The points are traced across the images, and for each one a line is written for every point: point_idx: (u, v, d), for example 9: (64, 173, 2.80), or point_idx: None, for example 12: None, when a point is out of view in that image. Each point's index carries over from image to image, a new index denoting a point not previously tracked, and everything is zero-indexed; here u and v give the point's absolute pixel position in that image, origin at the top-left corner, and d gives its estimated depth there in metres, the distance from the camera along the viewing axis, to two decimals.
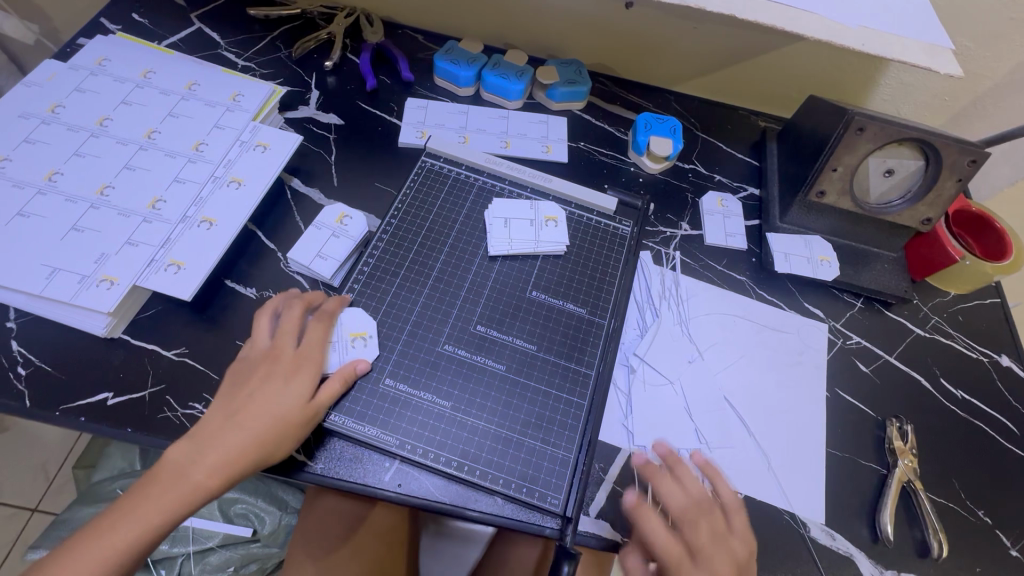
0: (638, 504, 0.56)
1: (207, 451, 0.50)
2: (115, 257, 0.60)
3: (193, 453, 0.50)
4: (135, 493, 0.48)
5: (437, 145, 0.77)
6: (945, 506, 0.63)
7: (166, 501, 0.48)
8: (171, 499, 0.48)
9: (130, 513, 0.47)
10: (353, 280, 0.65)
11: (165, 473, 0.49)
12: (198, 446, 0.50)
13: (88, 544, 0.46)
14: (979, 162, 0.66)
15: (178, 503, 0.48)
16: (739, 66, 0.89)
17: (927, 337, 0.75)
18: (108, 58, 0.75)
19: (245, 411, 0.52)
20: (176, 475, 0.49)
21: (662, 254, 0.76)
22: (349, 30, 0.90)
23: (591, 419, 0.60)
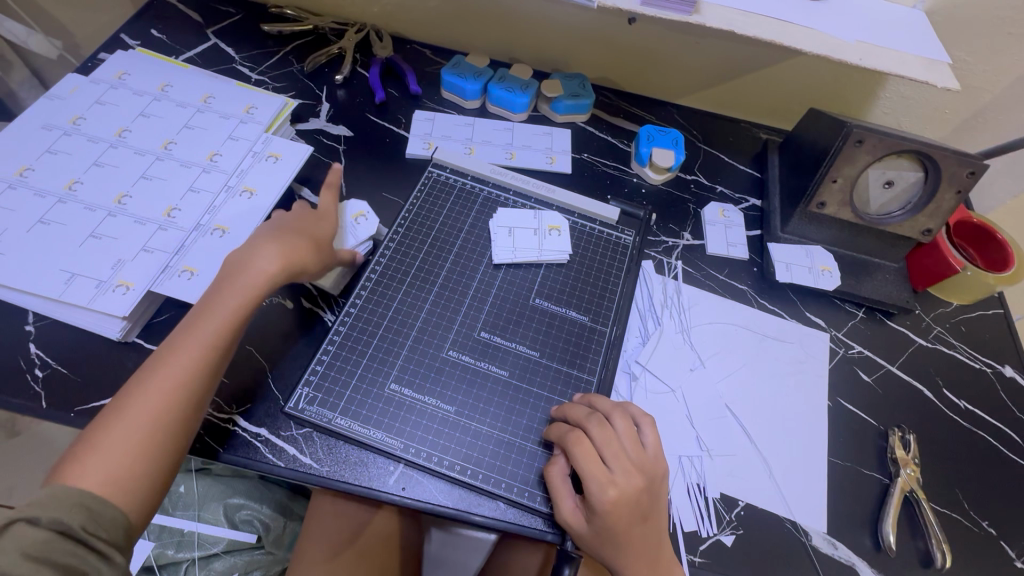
0: (554, 475, 0.55)
1: (225, 295, 0.56)
2: (131, 262, 0.62)
3: (233, 277, 0.58)
4: (160, 353, 0.53)
5: (444, 156, 0.79)
6: (949, 516, 0.63)
7: (199, 344, 0.53)
8: (204, 344, 0.53)
9: (167, 364, 0.51)
10: (360, 287, 0.66)
11: (185, 328, 0.54)
12: (239, 271, 0.58)
13: (136, 399, 0.49)
14: (978, 173, 0.66)
15: (215, 339, 0.54)
16: (740, 80, 0.90)
17: (929, 347, 0.75)
18: (127, 72, 0.78)
19: (253, 251, 0.60)
20: (196, 330, 0.54)
21: (664, 263, 0.77)
22: (360, 45, 0.93)
23: None
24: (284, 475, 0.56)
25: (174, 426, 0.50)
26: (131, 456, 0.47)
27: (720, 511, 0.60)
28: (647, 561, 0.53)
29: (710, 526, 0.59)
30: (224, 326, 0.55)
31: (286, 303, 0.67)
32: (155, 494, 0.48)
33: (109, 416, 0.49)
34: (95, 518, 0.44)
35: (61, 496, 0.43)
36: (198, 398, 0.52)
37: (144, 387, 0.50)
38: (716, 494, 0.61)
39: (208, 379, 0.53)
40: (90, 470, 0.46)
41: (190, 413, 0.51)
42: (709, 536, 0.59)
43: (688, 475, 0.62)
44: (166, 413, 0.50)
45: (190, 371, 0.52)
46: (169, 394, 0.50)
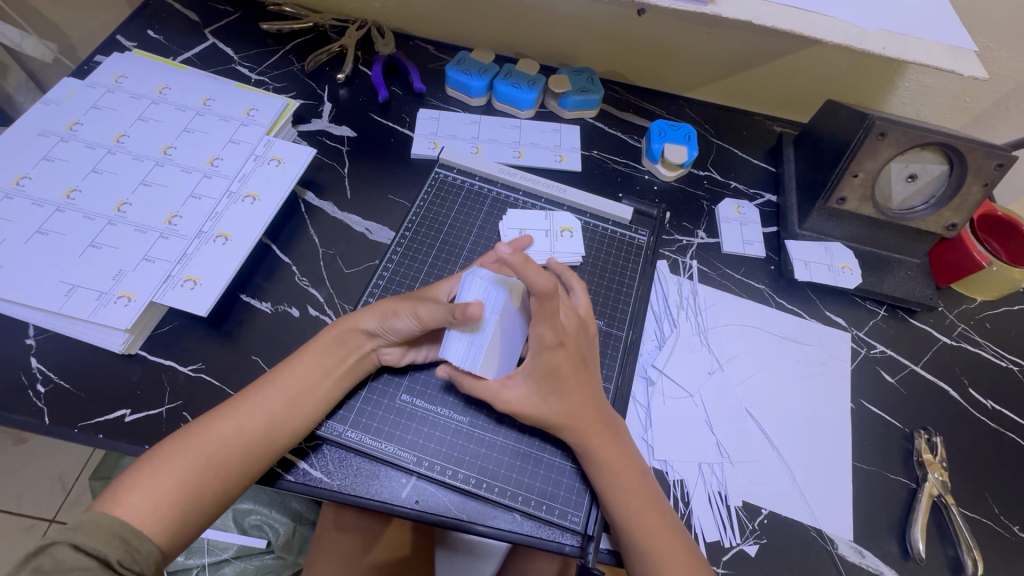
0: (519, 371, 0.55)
1: (324, 359, 0.55)
2: (132, 273, 0.60)
3: (333, 346, 0.56)
4: (244, 395, 0.53)
5: (450, 156, 0.77)
6: (979, 522, 0.61)
7: (273, 398, 0.52)
8: (281, 401, 0.52)
9: (240, 412, 0.51)
10: (369, 294, 0.65)
11: (268, 378, 0.54)
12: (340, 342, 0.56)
13: (196, 437, 0.49)
14: (1007, 166, 0.64)
15: (299, 394, 0.53)
16: (752, 72, 0.88)
17: (954, 346, 0.73)
18: (125, 75, 0.76)
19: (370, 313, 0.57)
20: (277, 381, 0.54)
21: (679, 263, 0.75)
22: (361, 42, 0.91)
23: None
24: (295, 489, 0.54)
25: (229, 471, 0.49)
26: (176, 494, 0.47)
27: (743, 520, 0.58)
28: (618, 451, 0.54)
29: (733, 536, 0.57)
30: (306, 384, 0.54)
31: (293, 311, 0.65)
32: (189, 531, 0.48)
33: (169, 445, 0.49)
34: (129, 550, 0.44)
35: (101, 524, 0.44)
36: (259, 451, 0.51)
37: (209, 427, 0.50)
38: (738, 502, 0.59)
39: (280, 434, 0.52)
40: (135, 496, 0.46)
41: (244, 462, 0.50)
42: (732, 547, 0.57)
43: (709, 482, 0.60)
44: (219, 459, 0.49)
45: (258, 422, 0.51)
46: (235, 441, 0.50)
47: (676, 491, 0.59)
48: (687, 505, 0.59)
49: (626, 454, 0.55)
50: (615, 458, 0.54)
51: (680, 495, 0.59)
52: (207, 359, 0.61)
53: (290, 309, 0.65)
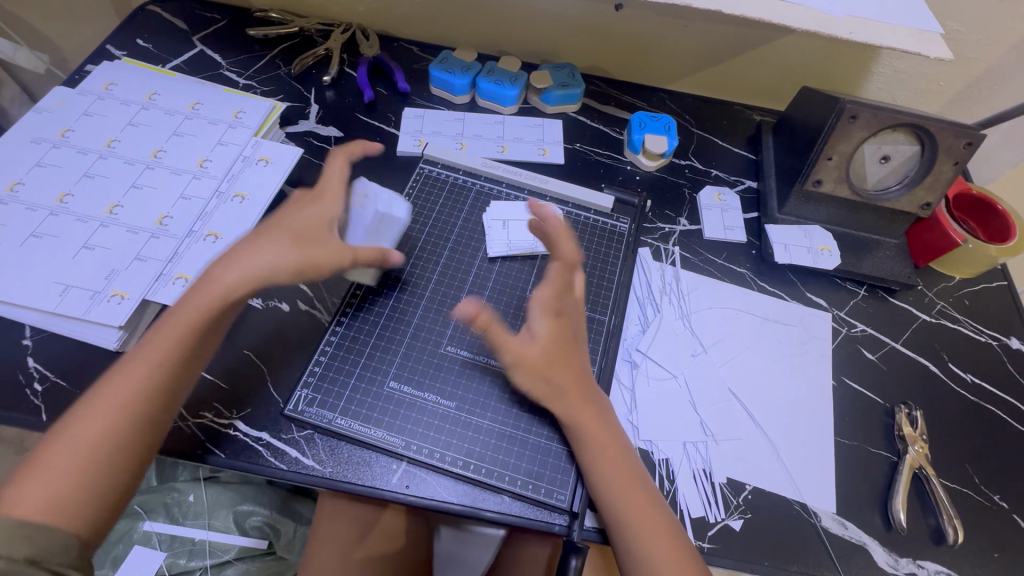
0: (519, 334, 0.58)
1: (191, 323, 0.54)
2: (125, 272, 0.62)
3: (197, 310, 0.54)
4: (111, 374, 0.51)
5: (435, 152, 0.79)
6: (960, 492, 0.62)
7: (148, 365, 0.51)
8: (150, 372, 0.52)
9: (121, 388, 0.50)
10: (356, 289, 0.67)
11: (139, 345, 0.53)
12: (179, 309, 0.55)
13: (83, 423, 0.49)
14: (976, 144, 0.66)
15: (173, 360, 0.53)
16: (730, 62, 0.90)
17: (933, 323, 0.75)
18: (114, 82, 0.78)
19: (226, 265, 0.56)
20: (149, 348, 0.52)
21: (661, 250, 0.77)
22: (346, 45, 0.93)
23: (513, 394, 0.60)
24: (287, 478, 0.56)
25: (129, 450, 0.49)
26: (76, 483, 0.46)
27: (728, 496, 0.60)
28: (578, 394, 0.57)
29: (718, 511, 0.59)
30: (183, 345, 0.53)
31: (283, 306, 0.67)
32: (105, 516, 0.48)
33: (60, 435, 0.48)
34: (47, 543, 0.44)
35: (4, 523, 0.43)
36: (151, 427, 0.51)
37: (93, 409, 0.49)
38: (722, 479, 0.61)
39: (162, 405, 0.52)
40: (34, 490, 0.45)
41: (143, 438, 0.50)
42: (717, 522, 0.58)
43: (694, 461, 0.61)
44: (115, 442, 0.49)
45: (138, 395, 0.51)
46: (120, 422, 0.49)
47: (661, 470, 0.61)
48: (672, 483, 0.60)
49: (607, 427, 0.56)
50: (594, 429, 0.56)
51: (666, 474, 0.60)
52: None
53: (280, 304, 0.67)
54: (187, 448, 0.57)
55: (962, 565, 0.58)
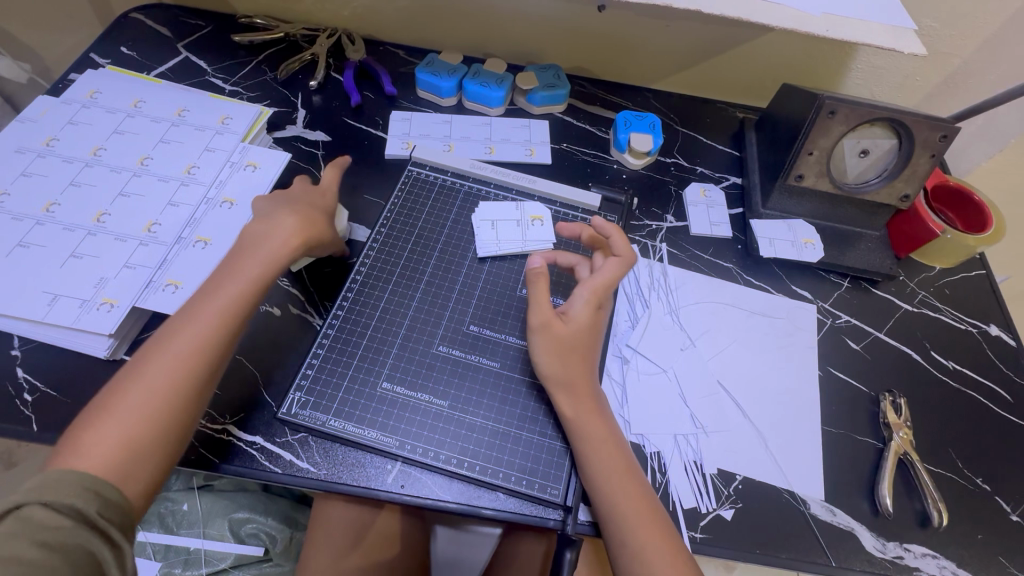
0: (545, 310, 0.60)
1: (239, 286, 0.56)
2: (114, 280, 0.62)
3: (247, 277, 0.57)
4: (165, 333, 0.52)
5: (423, 154, 0.79)
6: (944, 477, 0.64)
7: (199, 329, 0.52)
8: (203, 336, 0.52)
9: (172, 349, 0.51)
10: (345, 293, 0.67)
11: (188, 308, 0.54)
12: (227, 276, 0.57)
13: (134, 383, 0.49)
14: (951, 137, 0.67)
15: (224, 325, 0.54)
16: (712, 61, 0.91)
17: (915, 312, 0.76)
18: (99, 91, 0.77)
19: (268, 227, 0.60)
20: (200, 311, 0.53)
21: (649, 247, 0.78)
22: (332, 50, 0.93)
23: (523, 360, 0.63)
24: (282, 481, 0.56)
25: (182, 412, 0.49)
26: (131, 443, 0.46)
27: (719, 487, 0.61)
28: (584, 385, 0.58)
29: (709, 501, 0.60)
30: (234, 308, 0.54)
31: (274, 310, 0.67)
32: (157, 478, 0.48)
33: (110, 397, 0.48)
34: (106, 502, 0.44)
35: (67, 479, 0.43)
36: (203, 388, 0.51)
37: (141, 370, 0.49)
38: (713, 470, 0.62)
39: (215, 366, 0.52)
40: (93, 448, 0.45)
41: (194, 399, 0.50)
42: (709, 512, 0.59)
43: (685, 452, 0.62)
44: (168, 403, 0.49)
45: (196, 355, 0.51)
46: (175, 381, 0.50)
47: (653, 463, 0.62)
48: (664, 475, 0.61)
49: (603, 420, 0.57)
50: (593, 421, 0.57)
51: (658, 467, 0.61)
52: None
53: (271, 309, 0.67)
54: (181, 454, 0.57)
55: (947, 546, 0.60)
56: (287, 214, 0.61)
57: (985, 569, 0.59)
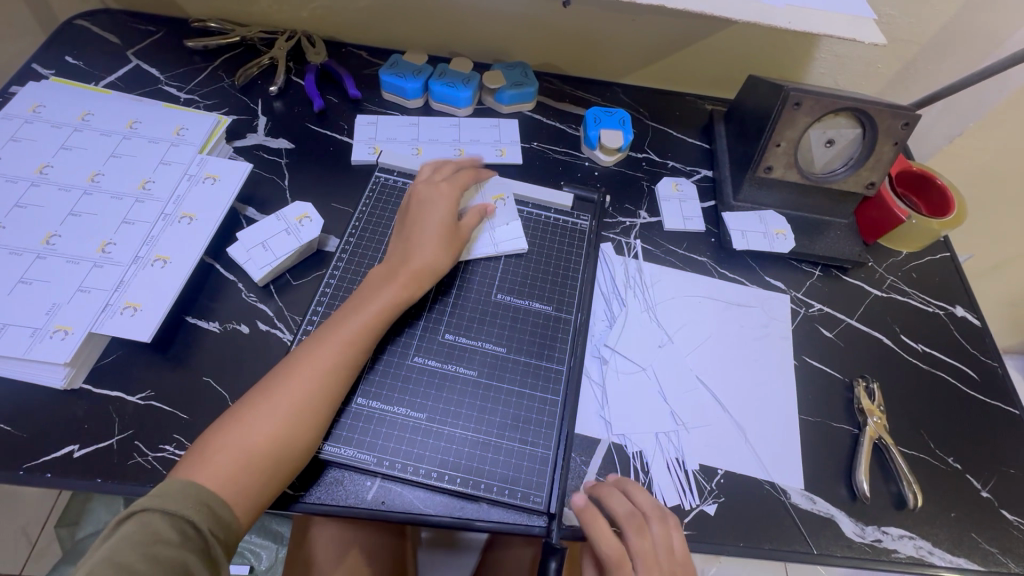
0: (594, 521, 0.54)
1: (360, 309, 0.58)
2: (67, 306, 0.59)
3: (363, 303, 0.59)
4: (293, 357, 0.55)
5: (390, 159, 0.78)
6: (918, 458, 0.65)
7: (327, 354, 0.55)
8: (324, 361, 0.54)
9: (296, 373, 0.53)
10: (314, 309, 0.65)
11: (315, 341, 0.56)
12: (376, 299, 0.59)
13: (257, 403, 0.52)
14: (912, 124, 0.68)
15: (346, 349, 0.56)
16: (680, 54, 0.91)
17: (885, 297, 0.78)
18: (42, 104, 0.73)
19: (408, 252, 0.63)
20: (328, 337, 0.56)
21: (623, 244, 0.78)
22: (292, 53, 0.90)
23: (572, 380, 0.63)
24: None
25: (298, 433, 0.51)
26: (248, 461, 0.49)
27: (701, 482, 0.61)
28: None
29: (692, 497, 0.60)
30: (359, 336, 0.57)
31: (242, 328, 0.65)
32: (268, 496, 0.50)
33: (236, 413, 0.52)
34: (216, 520, 0.46)
35: (188, 492, 0.46)
36: (322, 409, 0.53)
37: (266, 393, 0.52)
38: (695, 466, 0.62)
39: (333, 391, 0.54)
40: (215, 464, 0.48)
41: (312, 423, 0.53)
42: (693, 508, 0.59)
43: (667, 450, 0.62)
44: (285, 424, 0.51)
45: (313, 380, 0.53)
46: (293, 402, 0.52)
47: (635, 463, 0.61)
48: (647, 474, 0.61)
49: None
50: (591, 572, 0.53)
51: (640, 466, 0.61)
52: (157, 385, 0.60)
53: (238, 326, 0.65)
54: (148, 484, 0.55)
55: (923, 526, 0.61)
56: (433, 243, 0.64)
57: (960, 546, 0.61)
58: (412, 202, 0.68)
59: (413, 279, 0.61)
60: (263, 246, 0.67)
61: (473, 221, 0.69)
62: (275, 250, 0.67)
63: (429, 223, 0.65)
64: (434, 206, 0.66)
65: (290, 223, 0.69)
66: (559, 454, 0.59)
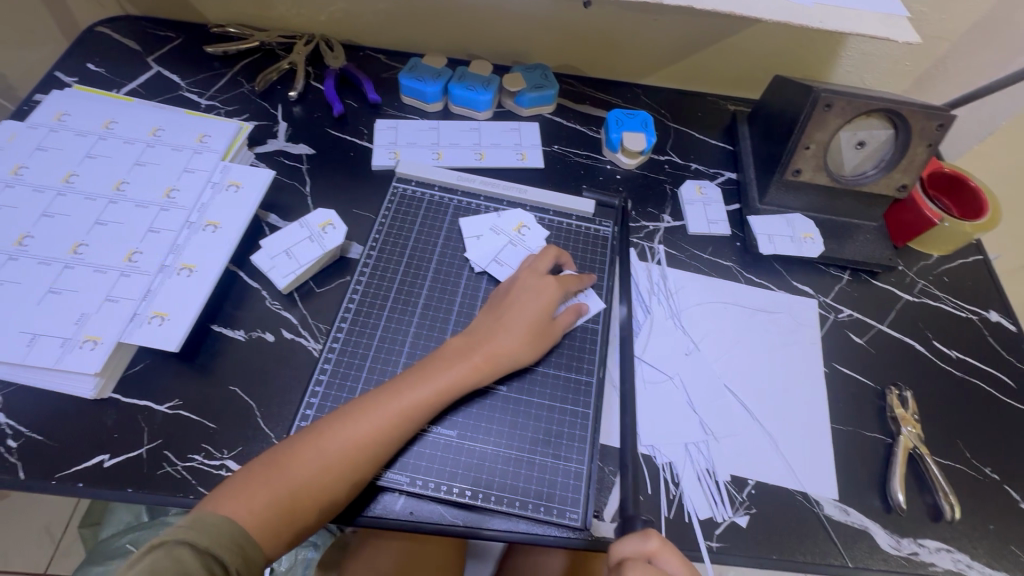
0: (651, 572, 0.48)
1: (429, 375, 0.57)
2: (96, 316, 0.59)
3: (432, 369, 0.57)
4: (356, 404, 0.55)
5: (408, 169, 0.77)
6: (953, 468, 0.64)
7: (389, 414, 0.54)
8: (385, 416, 0.54)
9: (351, 424, 0.53)
10: (341, 318, 0.65)
11: (381, 393, 0.55)
12: (445, 368, 0.57)
13: (304, 450, 0.51)
14: (947, 125, 0.67)
15: (409, 408, 0.55)
16: (702, 54, 0.89)
17: (916, 302, 0.76)
18: (66, 112, 0.73)
19: (486, 330, 0.61)
20: (383, 400, 0.55)
21: (647, 249, 0.76)
22: (311, 57, 0.90)
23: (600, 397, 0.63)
24: None
25: (342, 475, 0.51)
26: (291, 506, 0.49)
27: (733, 493, 0.60)
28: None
29: (724, 509, 0.59)
30: (418, 404, 0.55)
31: (268, 336, 0.65)
32: (301, 532, 0.51)
33: (286, 448, 0.52)
34: (246, 559, 0.47)
35: (219, 527, 0.46)
36: (369, 461, 0.53)
37: (313, 440, 0.52)
38: (726, 477, 0.61)
39: (385, 446, 0.53)
40: (256, 500, 0.48)
41: (361, 473, 0.52)
42: (724, 520, 0.58)
43: (697, 461, 0.61)
44: (333, 468, 0.51)
45: (371, 431, 0.53)
46: (348, 449, 0.52)
47: (666, 474, 0.60)
48: (677, 486, 0.60)
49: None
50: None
51: (670, 477, 0.60)
52: (184, 393, 0.60)
53: (264, 335, 0.65)
54: (177, 494, 0.55)
55: (960, 539, 0.60)
56: (515, 330, 0.60)
57: (999, 559, 0.59)
58: (513, 288, 0.64)
59: (487, 363, 0.59)
60: (286, 254, 0.67)
61: (568, 318, 0.64)
62: (299, 261, 0.67)
63: (527, 310, 0.62)
64: (534, 298, 0.62)
65: (312, 233, 0.69)
66: (592, 469, 0.58)
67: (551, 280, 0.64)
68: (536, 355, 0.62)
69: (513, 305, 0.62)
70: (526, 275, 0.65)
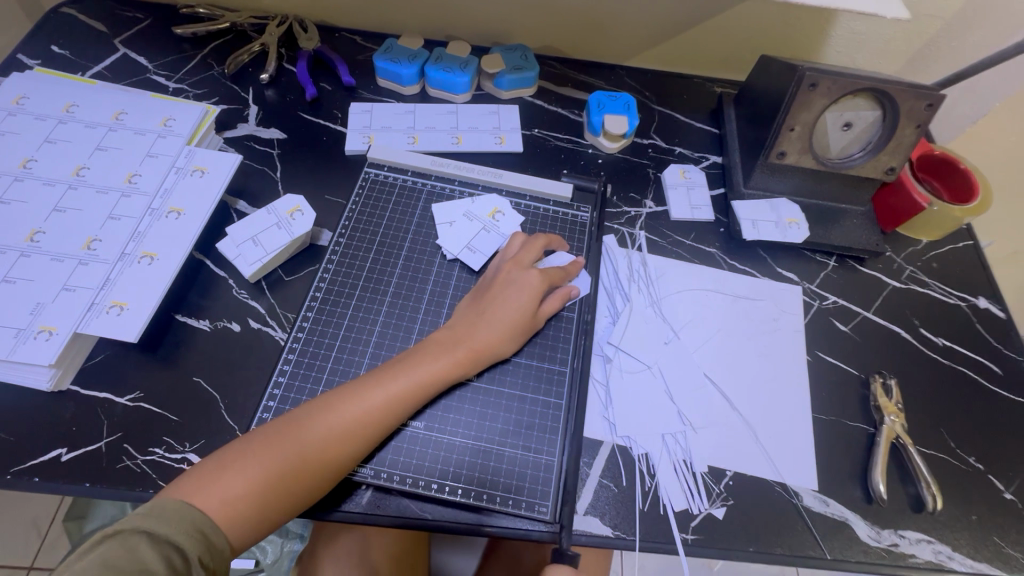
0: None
1: (406, 366, 0.55)
2: (52, 305, 0.57)
3: (410, 361, 0.55)
4: (330, 395, 0.53)
5: (380, 154, 0.75)
6: (936, 458, 0.62)
7: (363, 405, 0.52)
8: (359, 407, 0.52)
9: (323, 415, 0.51)
10: (308, 306, 0.63)
11: (355, 384, 0.53)
12: (422, 359, 0.55)
13: (270, 444, 0.49)
14: (937, 105, 0.64)
15: (383, 398, 0.53)
16: (688, 33, 0.86)
17: (903, 288, 0.74)
18: (25, 96, 0.71)
19: (465, 322, 0.59)
20: (356, 392, 0.53)
21: (627, 236, 0.74)
22: (284, 38, 0.87)
23: (575, 388, 0.61)
24: None
25: (311, 466, 0.49)
26: (258, 499, 0.47)
27: (709, 484, 0.59)
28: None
29: (700, 501, 0.58)
30: (392, 398, 0.53)
31: (233, 326, 0.63)
32: (268, 524, 0.48)
33: (255, 437, 0.50)
34: (208, 546, 0.45)
35: (181, 514, 0.44)
36: (342, 452, 0.51)
37: (283, 432, 0.50)
38: (703, 468, 0.59)
39: (357, 437, 0.51)
40: (222, 489, 0.46)
41: (331, 466, 0.50)
42: (700, 512, 0.57)
43: (673, 451, 0.60)
44: (303, 459, 0.49)
45: (344, 422, 0.51)
46: (318, 440, 0.50)
47: (641, 466, 0.59)
48: (653, 478, 0.58)
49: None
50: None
51: (646, 469, 0.59)
52: (145, 385, 0.58)
53: (229, 324, 0.63)
54: (137, 488, 0.54)
55: (942, 530, 0.59)
56: (498, 320, 0.59)
57: (981, 550, 0.58)
58: (496, 278, 0.62)
59: (468, 355, 0.57)
60: (251, 241, 0.65)
61: (554, 304, 0.63)
62: (264, 248, 0.65)
63: (509, 299, 0.60)
64: (517, 287, 0.60)
65: (280, 219, 0.67)
66: (563, 462, 0.57)
67: (536, 269, 0.62)
68: (516, 345, 0.60)
69: (496, 296, 0.60)
70: (510, 265, 0.62)
